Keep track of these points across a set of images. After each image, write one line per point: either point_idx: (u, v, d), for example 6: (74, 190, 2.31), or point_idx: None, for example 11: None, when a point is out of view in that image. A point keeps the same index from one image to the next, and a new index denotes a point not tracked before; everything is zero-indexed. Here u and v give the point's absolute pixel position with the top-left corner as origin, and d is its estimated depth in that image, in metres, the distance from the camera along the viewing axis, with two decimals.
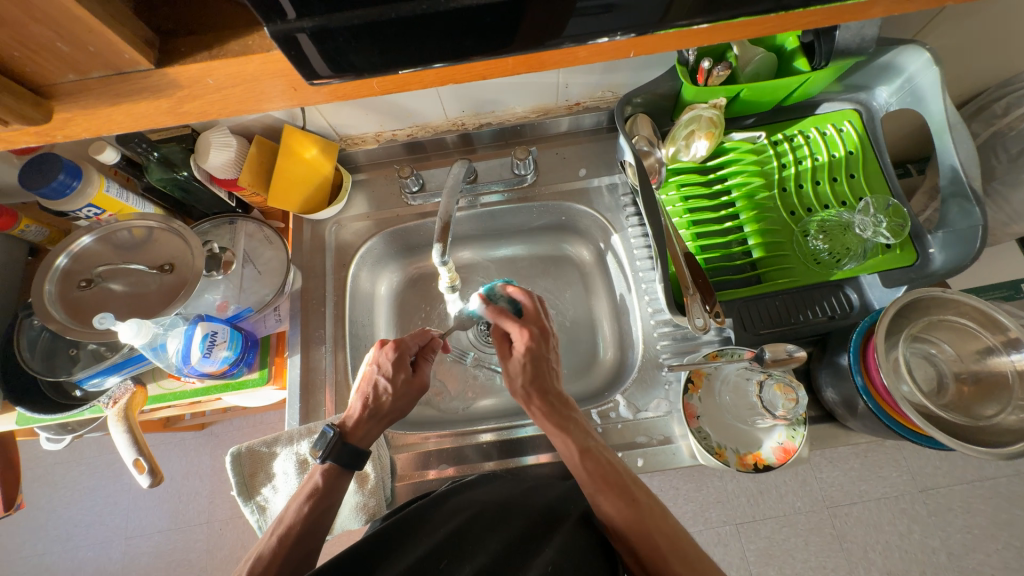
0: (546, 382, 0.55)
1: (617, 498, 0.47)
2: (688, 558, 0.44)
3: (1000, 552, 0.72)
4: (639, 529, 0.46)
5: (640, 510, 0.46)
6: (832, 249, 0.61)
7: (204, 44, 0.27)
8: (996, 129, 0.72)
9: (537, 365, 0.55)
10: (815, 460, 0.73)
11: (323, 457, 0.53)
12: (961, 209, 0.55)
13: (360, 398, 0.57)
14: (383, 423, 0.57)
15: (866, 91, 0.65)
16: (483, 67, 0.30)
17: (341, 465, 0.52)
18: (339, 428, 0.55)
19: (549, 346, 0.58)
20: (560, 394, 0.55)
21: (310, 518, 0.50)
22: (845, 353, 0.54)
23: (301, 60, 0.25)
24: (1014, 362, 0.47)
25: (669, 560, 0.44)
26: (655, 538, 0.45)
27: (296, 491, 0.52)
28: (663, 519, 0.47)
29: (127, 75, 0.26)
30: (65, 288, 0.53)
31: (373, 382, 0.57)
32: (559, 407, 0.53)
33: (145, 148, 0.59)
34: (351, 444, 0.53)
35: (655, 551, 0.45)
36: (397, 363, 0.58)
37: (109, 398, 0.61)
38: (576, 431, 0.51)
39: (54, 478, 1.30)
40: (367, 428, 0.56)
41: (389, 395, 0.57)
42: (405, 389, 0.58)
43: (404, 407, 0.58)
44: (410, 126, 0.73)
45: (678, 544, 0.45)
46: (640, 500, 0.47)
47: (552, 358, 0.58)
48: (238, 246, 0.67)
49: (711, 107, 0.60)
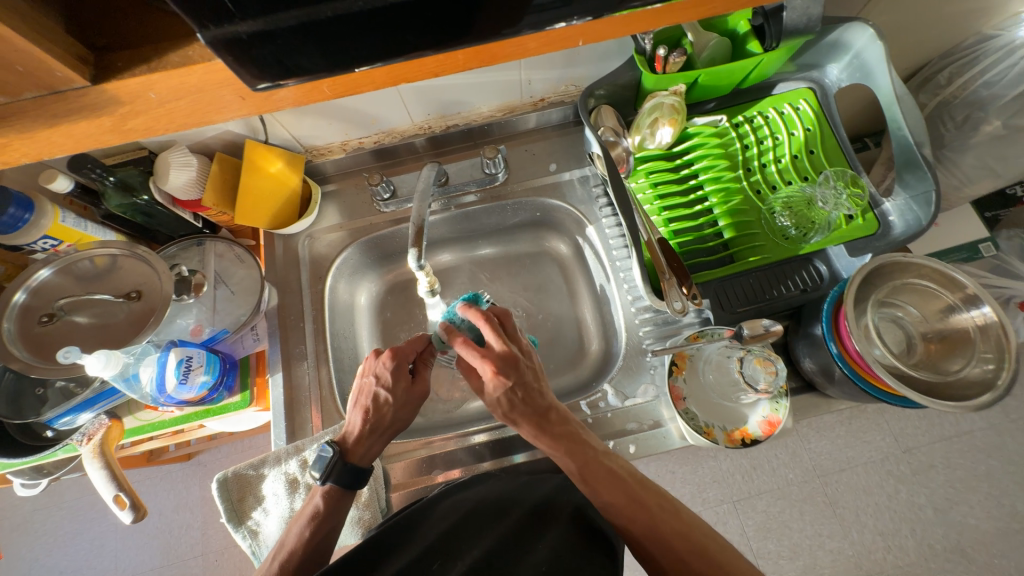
0: (531, 403, 0.51)
1: (625, 503, 0.47)
2: (705, 552, 0.44)
3: (981, 502, 0.75)
4: (650, 529, 0.46)
5: (647, 510, 0.47)
6: (797, 224, 0.63)
7: (142, 56, 0.26)
8: (942, 98, 0.76)
9: (515, 392, 0.51)
10: (801, 431, 0.76)
11: (323, 480, 0.52)
12: (915, 175, 0.58)
13: (360, 412, 0.54)
14: (386, 434, 0.55)
15: (818, 69, 0.67)
16: (436, 63, 0.30)
17: (342, 485, 0.51)
18: (340, 445, 0.54)
19: (523, 370, 0.53)
20: (552, 409, 0.52)
21: (312, 542, 0.49)
22: (818, 323, 0.55)
23: (245, 63, 0.25)
24: (974, 318, 0.49)
25: (685, 558, 0.44)
26: (666, 535, 0.45)
27: (296, 515, 0.51)
28: (674, 516, 0.47)
29: (63, 94, 0.26)
30: (25, 324, 0.51)
31: (372, 395, 0.55)
32: (550, 425, 0.51)
33: (101, 173, 0.55)
34: (352, 466, 0.52)
35: (671, 553, 0.45)
36: (397, 371, 0.56)
37: (82, 435, 0.58)
38: (573, 448, 0.50)
39: (34, 527, 1.24)
40: (368, 445, 0.54)
41: (388, 406, 0.54)
42: (402, 398, 0.55)
43: (406, 418, 0.56)
44: (376, 133, 0.73)
45: (692, 538, 0.45)
46: (647, 502, 0.48)
47: (532, 379, 0.53)
48: (208, 267, 0.65)
49: (672, 94, 0.61)
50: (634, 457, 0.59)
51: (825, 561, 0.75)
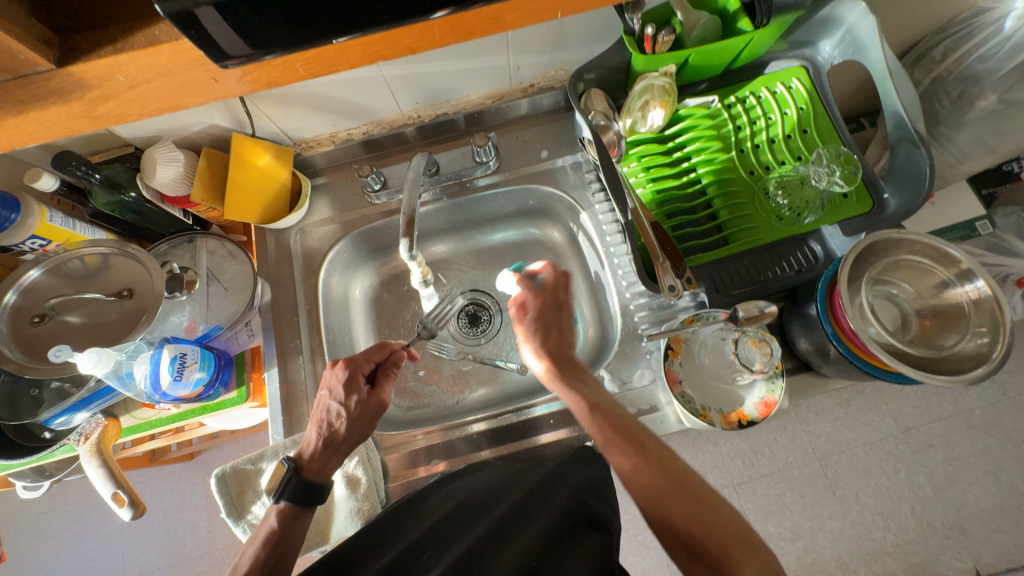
0: (560, 347, 0.58)
1: (626, 450, 0.48)
2: (704, 505, 0.44)
3: (980, 479, 0.76)
4: (652, 479, 0.46)
5: (648, 459, 0.47)
6: (791, 204, 0.63)
7: (108, 38, 0.27)
8: (937, 74, 0.75)
9: (549, 331, 0.59)
10: (800, 413, 0.76)
11: (277, 497, 0.52)
12: (908, 151, 0.57)
13: (316, 428, 0.55)
14: (340, 452, 0.55)
15: (810, 46, 0.66)
16: (413, 40, 0.31)
17: (295, 501, 0.51)
18: (296, 461, 0.54)
19: (561, 313, 0.61)
20: (575, 356, 0.58)
21: (262, 564, 0.48)
22: (813, 303, 0.55)
23: (205, 37, 0.25)
24: (969, 293, 0.49)
25: (687, 512, 0.44)
26: (668, 487, 0.45)
27: (253, 538, 0.51)
28: (676, 469, 0.47)
29: (28, 79, 0.26)
30: (17, 325, 0.51)
31: (325, 408, 0.56)
32: (571, 370, 0.56)
33: (86, 171, 0.55)
34: (306, 480, 0.52)
35: (674, 505, 0.44)
36: (348, 384, 0.56)
37: (80, 435, 0.58)
38: (603, 408, 0.52)
39: (40, 529, 1.25)
40: (323, 461, 0.54)
41: (341, 417, 0.55)
42: (354, 408, 0.55)
43: (361, 429, 0.56)
44: (365, 124, 0.72)
45: (692, 490, 0.45)
46: (651, 451, 0.48)
47: (565, 324, 0.61)
48: (200, 264, 0.65)
49: (663, 75, 0.60)
50: None
51: (825, 542, 0.76)
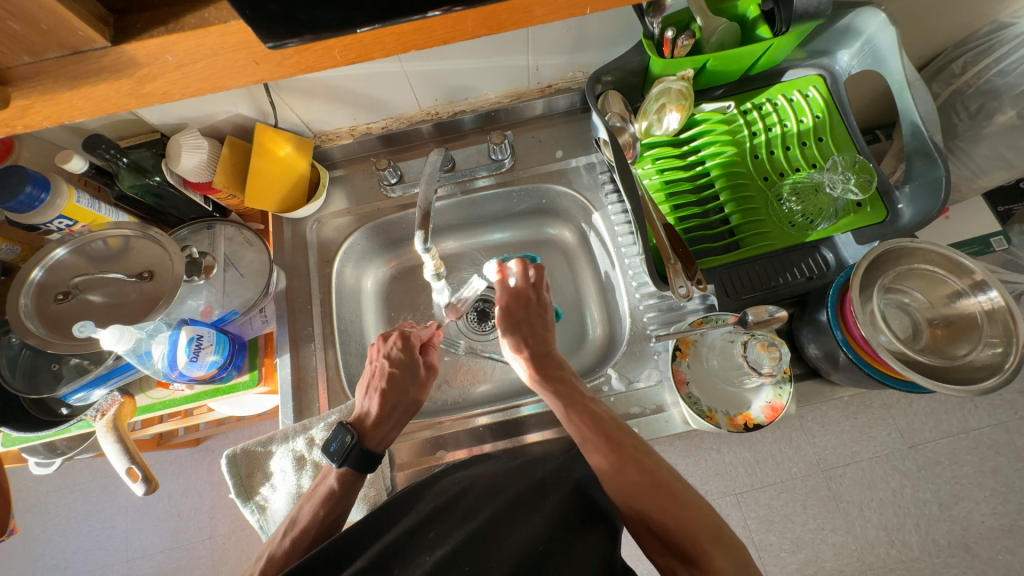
0: (535, 347, 0.59)
1: (600, 443, 0.49)
2: (668, 487, 0.46)
3: (988, 499, 0.75)
4: (621, 471, 0.48)
5: (620, 454, 0.48)
6: (805, 210, 0.63)
7: (159, 19, 0.29)
8: (955, 88, 0.76)
9: (522, 330, 0.61)
10: (806, 423, 0.76)
11: (338, 462, 0.53)
12: (925, 162, 0.57)
13: (377, 396, 0.57)
14: (400, 424, 0.57)
15: (828, 55, 0.67)
16: (446, 30, 0.33)
17: (357, 469, 0.53)
18: (357, 429, 0.56)
19: (533, 315, 0.62)
20: (553, 355, 0.59)
21: (325, 520, 0.51)
22: (823, 310, 0.55)
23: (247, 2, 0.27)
24: (981, 303, 0.48)
25: (650, 495, 0.46)
26: (635, 476, 0.47)
27: (309, 495, 0.53)
28: (645, 458, 0.49)
29: (84, 54, 0.29)
30: (42, 302, 0.53)
31: (385, 376, 0.58)
32: (549, 369, 0.57)
33: (115, 154, 0.57)
34: (367, 449, 0.54)
35: (638, 490, 0.47)
36: (405, 352, 0.61)
37: (96, 410, 0.59)
38: (561, 388, 0.55)
39: (47, 507, 1.27)
40: (385, 431, 0.56)
41: (402, 384, 0.58)
42: (413, 373, 0.59)
43: (419, 397, 0.59)
44: (385, 119, 0.73)
45: (658, 476, 0.47)
46: (621, 444, 0.49)
47: (541, 326, 0.62)
48: (218, 250, 0.66)
49: (680, 79, 0.61)
50: None
51: (827, 555, 0.75)
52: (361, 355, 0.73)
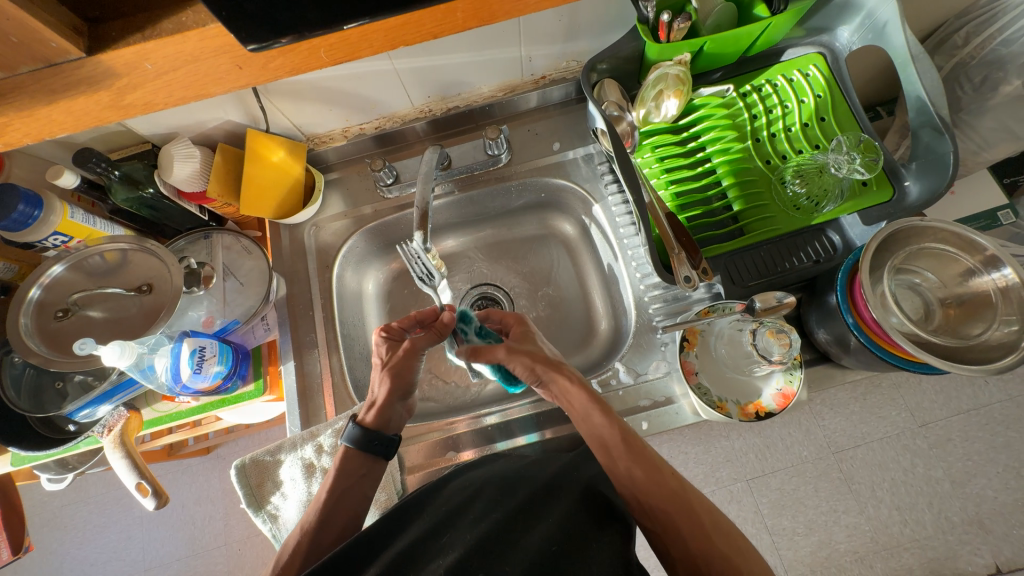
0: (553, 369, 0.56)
1: (633, 456, 0.48)
2: (692, 512, 0.45)
3: (1001, 475, 0.74)
4: (652, 486, 0.47)
5: (654, 470, 0.47)
6: (809, 193, 0.62)
7: (135, 25, 0.28)
8: (958, 60, 0.73)
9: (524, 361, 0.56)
10: (815, 408, 0.75)
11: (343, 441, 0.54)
12: (931, 137, 0.56)
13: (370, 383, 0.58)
14: (388, 400, 0.55)
15: (828, 32, 0.65)
16: (434, 24, 0.32)
17: (355, 444, 0.53)
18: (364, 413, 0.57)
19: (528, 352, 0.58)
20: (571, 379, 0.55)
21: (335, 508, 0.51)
22: (832, 293, 0.54)
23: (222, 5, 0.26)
24: (996, 281, 0.48)
25: (675, 517, 0.45)
26: (663, 498, 0.46)
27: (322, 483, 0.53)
28: (673, 478, 0.48)
29: (59, 67, 0.28)
30: (41, 320, 0.52)
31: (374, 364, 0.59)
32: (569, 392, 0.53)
33: (106, 167, 0.56)
34: (360, 426, 0.54)
35: (664, 510, 0.46)
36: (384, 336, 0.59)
37: (104, 426, 0.59)
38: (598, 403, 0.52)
39: (63, 522, 1.28)
40: (376, 408, 0.55)
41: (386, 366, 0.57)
42: (393, 353, 0.58)
43: (401, 372, 0.56)
44: (377, 119, 0.72)
45: (683, 497, 0.46)
46: (654, 461, 0.48)
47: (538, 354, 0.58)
48: (217, 259, 0.66)
49: (677, 64, 0.59)
50: (646, 434, 0.59)
51: (841, 538, 0.75)
52: (366, 359, 0.73)
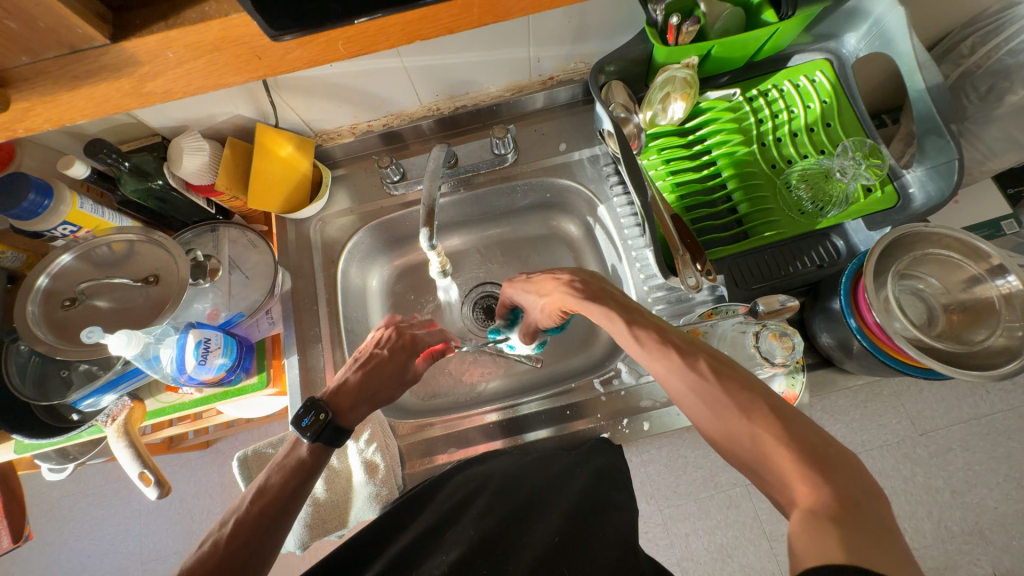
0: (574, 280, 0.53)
1: (664, 355, 0.41)
2: (763, 418, 0.35)
3: (1001, 485, 0.74)
4: (697, 390, 0.38)
5: (693, 371, 0.39)
6: (814, 197, 0.62)
7: (158, 14, 0.29)
8: (964, 69, 0.74)
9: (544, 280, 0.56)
10: (817, 414, 0.75)
11: (304, 433, 0.48)
12: (938, 143, 0.56)
13: (357, 376, 0.55)
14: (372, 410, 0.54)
15: (835, 39, 0.65)
16: (449, 19, 0.33)
17: (325, 441, 0.48)
18: (331, 402, 0.52)
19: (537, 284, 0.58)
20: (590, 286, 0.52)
21: (288, 486, 0.45)
22: (836, 298, 0.54)
23: None
24: (1000, 288, 0.48)
25: (737, 429, 0.35)
26: (715, 402, 0.37)
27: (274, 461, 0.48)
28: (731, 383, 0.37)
29: (83, 53, 0.28)
30: (48, 308, 0.52)
31: (371, 363, 0.57)
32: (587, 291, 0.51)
33: (117, 159, 0.56)
34: (339, 421, 0.50)
35: (726, 422, 0.35)
36: (398, 346, 0.59)
37: (107, 416, 0.60)
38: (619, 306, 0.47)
39: (61, 513, 1.28)
40: (358, 410, 0.53)
41: (387, 375, 0.56)
42: (401, 368, 0.58)
43: (396, 391, 0.56)
44: (385, 116, 0.72)
45: (750, 406, 0.35)
46: (696, 363, 0.39)
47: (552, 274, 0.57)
48: (223, 253, 0.66)
49: (684, 67, 0.60)
50: (648, 434, 0.59)
51: None
52: None
